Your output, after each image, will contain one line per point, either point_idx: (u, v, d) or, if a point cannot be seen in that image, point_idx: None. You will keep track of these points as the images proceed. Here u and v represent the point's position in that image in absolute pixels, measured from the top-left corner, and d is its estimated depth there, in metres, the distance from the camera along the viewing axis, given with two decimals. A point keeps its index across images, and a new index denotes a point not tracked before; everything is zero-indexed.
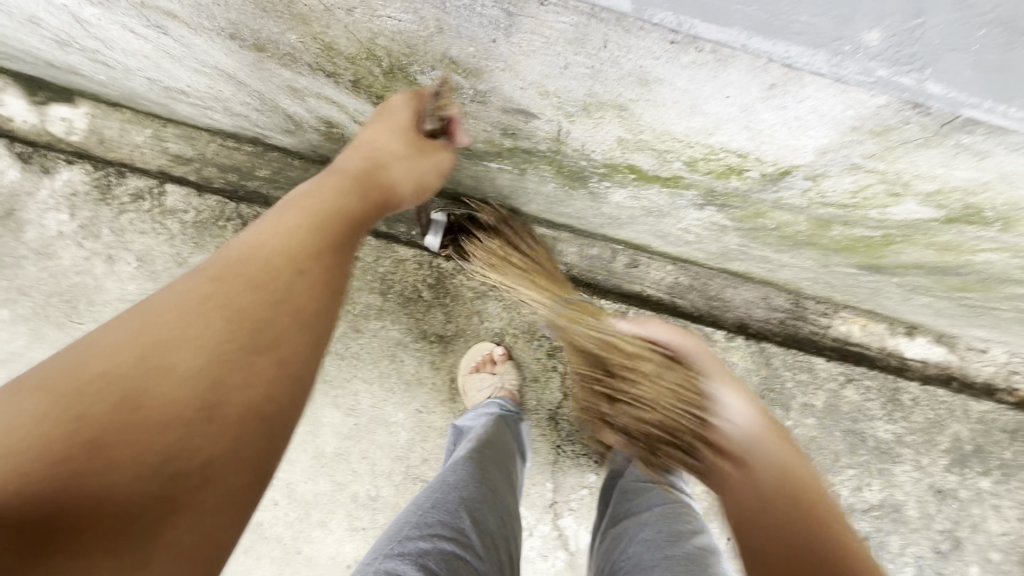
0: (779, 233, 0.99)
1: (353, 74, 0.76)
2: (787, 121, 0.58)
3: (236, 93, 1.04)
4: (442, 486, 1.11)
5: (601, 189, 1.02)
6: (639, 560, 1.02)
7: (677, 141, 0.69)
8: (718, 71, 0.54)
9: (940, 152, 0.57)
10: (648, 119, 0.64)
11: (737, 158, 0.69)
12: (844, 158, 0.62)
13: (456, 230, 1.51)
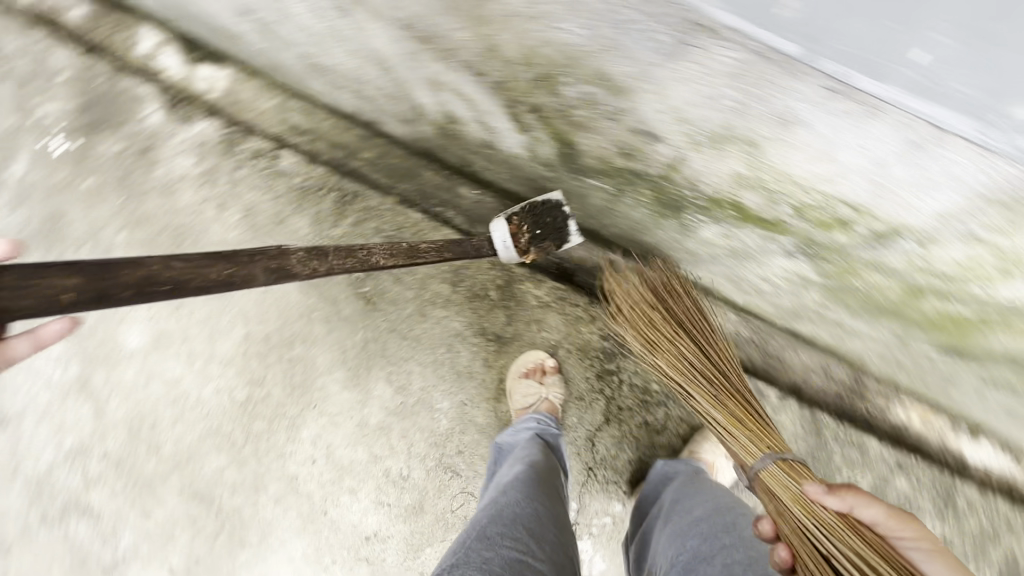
0: (864, 297, 1.00)
1: (502, 76, 0.84)
2: (917, 181, 0.64)
3: (378, 79, 1.16)
4: (495, 504, 1.20)
5: (692, 222, 1.07)
6: (697, 551, 1.10)
7: (793, 185, 0.76)
8: (865, 123, 0.60)
9: None
10: (777, 157, 0.72)
11: (848, 212, 0.75)
12: (963, 224, 0.66)
13: (527, 230, 1.27)
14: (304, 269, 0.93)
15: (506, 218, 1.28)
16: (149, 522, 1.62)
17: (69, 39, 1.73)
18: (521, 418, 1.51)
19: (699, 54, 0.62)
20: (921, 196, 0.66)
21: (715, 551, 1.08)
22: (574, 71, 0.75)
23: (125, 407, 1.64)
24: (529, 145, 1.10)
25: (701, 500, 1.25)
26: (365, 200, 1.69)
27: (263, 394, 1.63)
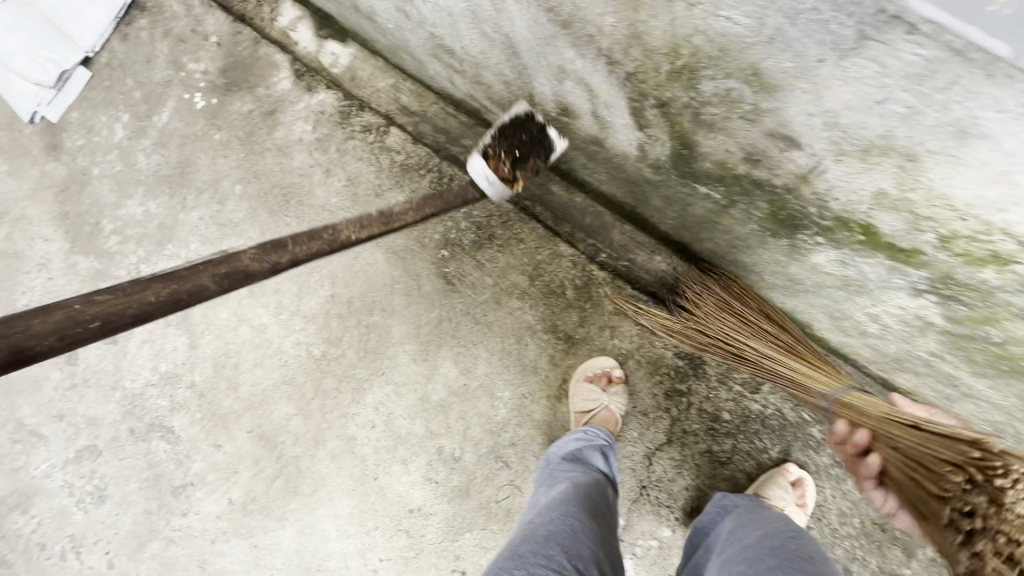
0: (998, 353, 0.91)
1: (637, 67, 0.84)
2: None
3: (501, 63, 1.19)
4: (530, 523, 1.22)
5: (807, 244, 1.01)
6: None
7: (947, 212, 0.70)
8: None
9: None
10: (937, 176, 0.66)
11: (1012, 246, 0.67)
12: None
13: (503, 156, 1.24)
14: (267, 260, 0.92)
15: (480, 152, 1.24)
16: (218, 454, 1.74)
17: (220, 6, 1.91)
18: (566, 436, 1.52)
19: (877, 52, 0.60)
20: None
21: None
22: (721, 64, 0.73)
23: (214, 344, 1.78)
24: (642, 144, 1.09)
25: (756, 536, 1.19)
26: (459, 182, 1.73)
27: (337, 354, 1.71)
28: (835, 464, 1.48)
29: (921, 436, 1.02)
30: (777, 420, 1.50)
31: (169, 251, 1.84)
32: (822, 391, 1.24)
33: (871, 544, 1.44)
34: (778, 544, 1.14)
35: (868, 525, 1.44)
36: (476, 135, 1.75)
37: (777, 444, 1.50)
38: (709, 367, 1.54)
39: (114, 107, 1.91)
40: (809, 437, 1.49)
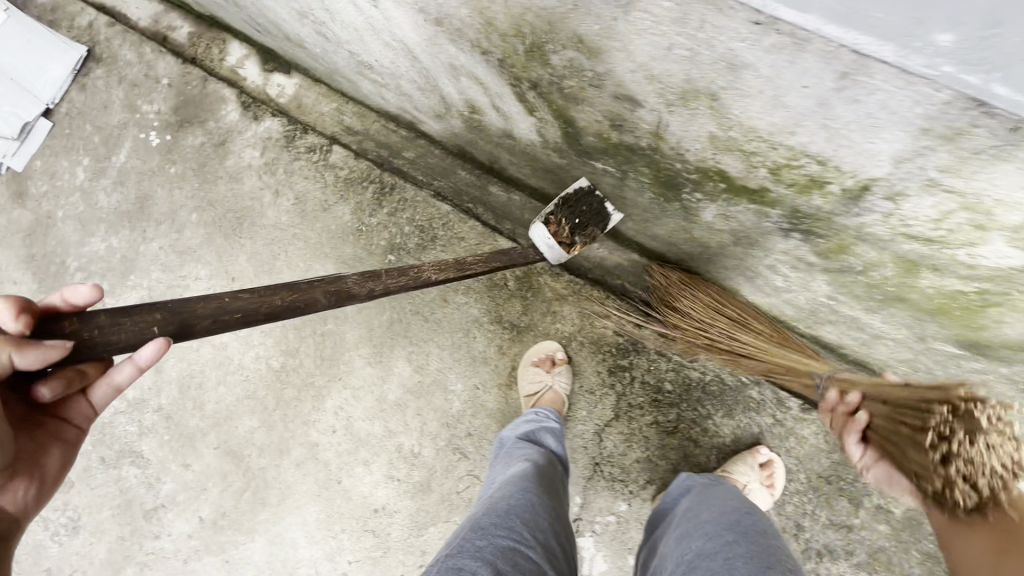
0: (867, 281, 0.97)
1: (501, 53, 0.93)
2: (862, 120, 0.59)
3: (409, 70, 1.30)
4: (491, 499, 1.22)
5: (692, 203, 1.09)
6: (704, 548, 1.09)
7: (762, 143, 0.74)
8: (793, 59, 0.57)
9: (1018, 169, 0.54)
10: (736, 111, 0.70)
11: (818, 167, 0.72)
12: (918, 169, 0.61)
13: (564, 221, 1.30)
14: (365, 286, 1.03)
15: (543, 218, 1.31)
16: (187, 473, 1.78)
17: (170, 50, 2.03)
18: (520, 419, 1.55)
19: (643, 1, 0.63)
20: (865, 138, 0.61)
21: (717, 548, 1.08)
22: (554, 37, 0.78)
23: (178, 366, 1.84)
24: (539, 128, 1.18)
25: (714, 502, 1.24)
26: (400, 190, 1.82)
27: (296, 364, 1.77)
28: (777, 424, 1.53)
29: (904, 385, 0.94)
30: (717, 385, 1.55)
31: (132, 282, 1.92)
32: (816, 371, 1.23)
33: (819, 498, 1.48)
34: (734, 518, 1.16)
35: (814, 480, 1.49)
36: (416, 147, 1.86)
37: (720, 409, 1.55)
38: (648, 341, 1.60)
39: (74, 153, 2.02)
40: (749, 399, 1.54)
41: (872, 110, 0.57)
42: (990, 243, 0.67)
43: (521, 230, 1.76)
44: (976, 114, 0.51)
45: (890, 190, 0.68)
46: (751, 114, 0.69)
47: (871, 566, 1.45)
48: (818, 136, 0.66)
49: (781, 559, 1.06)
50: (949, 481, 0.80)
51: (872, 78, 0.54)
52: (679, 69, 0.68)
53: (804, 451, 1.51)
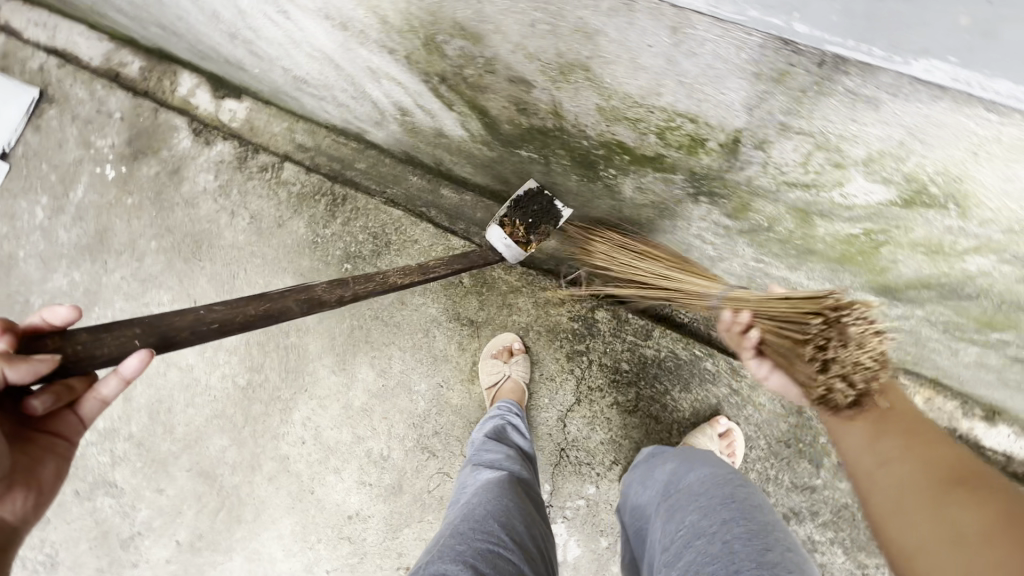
0: (778, 238, 1.01)
1: (405, 49, 0.97)
2: (705, 72, 0.63)
3: (339, 79, 1.34)
4: (467, 503, 1.20)
5: (611, 180, 1.13)
6: (698, 528, 1.04)
7: (640, 108, 0.78)
8: (630, 19, 0.61)
9: (841, 102, 0.58)
10: (606, 78, 0.74)
11: (692, 125, 0.76)
12: (767, 114, 0.65)
13: (517, 220, 1.34)
14: (335, 292, 1.03)
15: (496, 220, 1.37)
16: (161, 498, 1.79)
17: (121, 85, 2.08)
18: (488, 416, 1.55)
19: None
20: (714, 89, 0.65)
21: (714, 529, 1.03)
22: (441, 27, 0.83)
23: (147, 393, 1.85)
24: (463, 123, 1.22)
25: (684, 466, 1.23)
26: (353, 200, 1.85)
27: (262, 379, 1.79)
28: (734, 393, 1.56)
29: (786, 301, 0.99)
30: (671, 361, 1.59)
31: (96, 314, 1.94)
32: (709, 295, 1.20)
33: (780, 462, 1.50)
34: (728, 491, 1.10)
35: (774, 444, 1.51)
36: (367, 157, 1.90)
37: (677, 384, 1.59)
38: (602, 324, 1.65)
39: (32, 192, 2.05)
40: (704, 371, 1.58)
41: (709, 61, 0.61)
42: (853, 180, 0.71)
43: (473, 228, 1.80)
44: (790, 52, 0.55)
45: (756, 139, 0.71)
46: (621, 80, 0.73)
47: (837, 525, 1.47)
48: (678, 94, 0.70)
49: (777, 535, 1.02)
50: (831, 387, 0.80)
51: (699, 29, 0.57)
52: (547, 46, 0.73)
53: (761, 417, 1.54)
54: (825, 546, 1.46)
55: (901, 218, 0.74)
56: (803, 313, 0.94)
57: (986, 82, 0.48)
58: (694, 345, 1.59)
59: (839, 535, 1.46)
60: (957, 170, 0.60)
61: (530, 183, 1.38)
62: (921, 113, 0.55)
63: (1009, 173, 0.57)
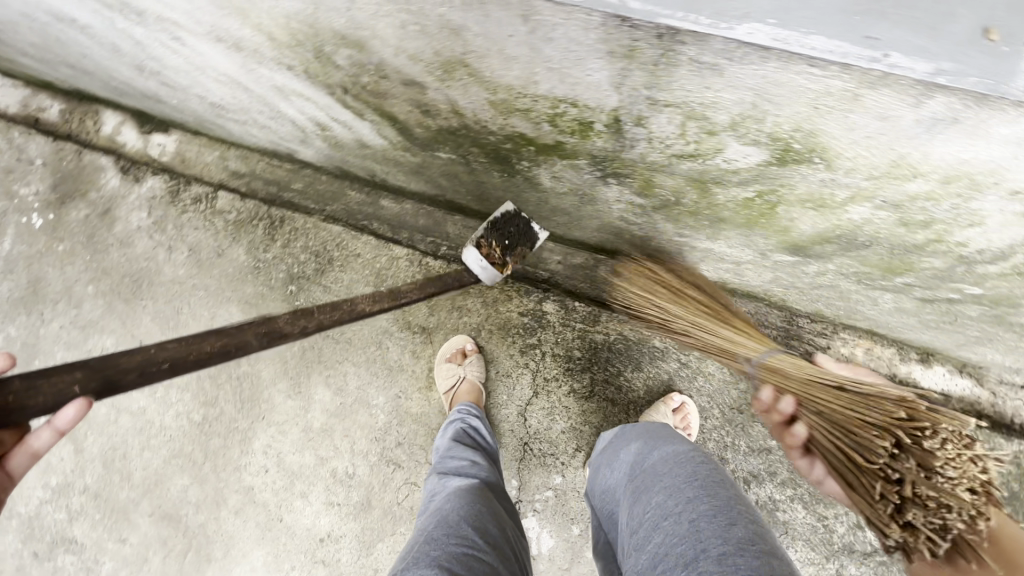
0: (688, 211, 1.04)
1: (301, 64, 0.98)
2: (564, 55, 0.65)
3: (253, 101, 1.34)
4: (439, 510, 1.16)
5: (528, 172, 1.15)
6: (664, 508, 1.03)
7: (525, 98, 0.80)
8: (485, 10, 0.63)
9: (690, 71, 0.61)
10: (484, 71, 0.76)
11: (575, 109, 0.78)
12: (632, 90, 0.67)
13: (495, 244, 1.32)
14: (299, 323, 0.95)
15: (473, 242, 1.34)
16: (124, 548, 1.73)
17: (40, 131, 2.02)
18: (450, 419, 1.54)
19: None
20: (579, 71, 0.67)
21: (680, 509, 1.02)
22: (324, 38, 0.84)
23: (99, 442, 1.79)
24: (379, 132, 1.23)
25: (648, 445, 1.23)
26: (291, 221, 1.84)
27: (217, 413, 1.75)
28: (684, 366, 1.60)
29: (835, 391, 1.05)
30: (621, 343, 1.63)
31: (36, 367, 1.87)
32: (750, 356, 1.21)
33: (734, 428, 1.55)
34: (692, 470, 1.10)
35: (727, 412, 1.56)
36: (303, 177, 1.89)
37: (629, 364, 1.62)
38: (551, 316, 1.66)
39: None
40: (653, 349, 1.62)
41: (564, 45, 0.63)
42: (729, 144, 0.74)
43: (416, 236, 1.80)
44: (627, 30, 0.57)
45: (633, 116, 0.74)
46: (499, 72, 0.75)
47: (795, 482, 1.51)
48: (552, 81, 0.72)
49: (740, 509, 1.01)
50: (917, 536, 0.85)
51: (547, 15, 0.59)
52: (423, 45, 0.75)
53: (712, 387, 1.58)
54: (786, 504, 1.50)
55: (781, 175, 0.77)
56: (872, 406, 0.98)
57: (801, 39, 0.51)
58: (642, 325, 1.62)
59: (798, 492, 1.51)
60: (808, 125, 0.63)
61: (507, 204, 1.35)
62: (758, 74, 0.58)
63: (849, 123, 0.60)
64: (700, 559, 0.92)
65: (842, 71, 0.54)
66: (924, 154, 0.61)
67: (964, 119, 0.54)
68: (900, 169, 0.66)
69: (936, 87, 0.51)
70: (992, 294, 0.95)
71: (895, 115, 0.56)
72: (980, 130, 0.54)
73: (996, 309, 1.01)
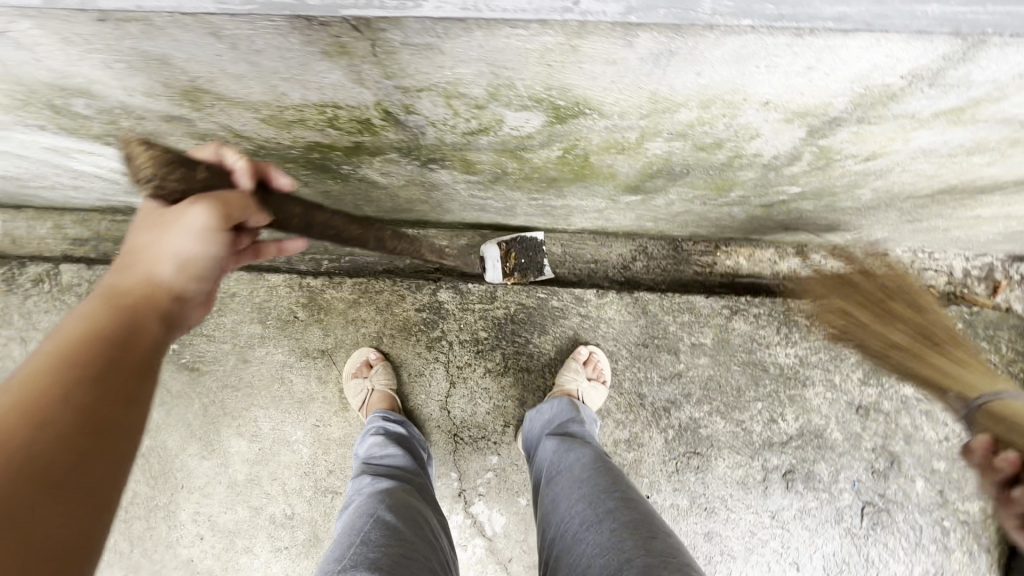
0: (522, 176, 1.02)
1: (50, 122, 0.86)
2: (287, 64, 0.59)
3: (41, 166, 1.18)
4: (372, 507, 1.05)
5: (356, 174, 1.08)
6: (584, 518, 1.02)
7: (290, 111, 0.74)
8: (171, 36, 0.55)
9: (414, 54, 0.56)
10: (228, 94, 0.69)
11: (344, 112, 0.73)
12: (376, 83, 0.63)
13: (514, 255, 1.63)
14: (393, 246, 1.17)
15: (499, 243, 1.63)
16: None
17: None
18: (370, 425, 1.43)
19: (28, 34, 0.58)
20: (312, 76, 0.62)
21: (601, 516, 1.00)
22: (45, 92, 0.73)
23: None
24: None
25: (567, 449, 1.28)
26: None
27: (131, 496, 1.63)
28: (585, 318, 1.63)
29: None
30: (523, 313, 1.62)
31: None
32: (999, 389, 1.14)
33: (644, 363, 1.60)
34: (611, 482, 1.11)
35: (634, 350, 1.60)
36: None
37: (534, 331, 1.63)
38: (448, 304, 1.63)
39: None
40: (553, 310, 1.63)
41: (276, 54, 0.57)
42: (505, 113, 0.71)
43: (290, 257, 1.70)
44: (321, 29, 0.52)
45: (399, 106, 0.70)
46: (241, 91, 0.68)
47: (709, 397, 1.59)
48: (297, 90, 0.66)
49: (659, 524, 0.99)
50: None
51: (234, 29, 0.53)
52: (147, 79, 0.66)
53: (615, 330, 1.61)
54: (706, 420, 1.58)
55: (569, 131, 0.76)
56: None
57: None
58: (537, 289, 1.63)
59: (714, 405, 1.58)
60: (556, 82, 0.61)
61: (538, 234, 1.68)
62: (474, 45, 0.54)
63: (587, 73, 0.59)
64: (624, 570, 0.87)
65: (545, 26, 0.51)
66: (669, 87, 0.61)
67: (679, 50, 0.53)
68: (660, 104, 0.66)
69: (633, 27, 0.50)
70: (810, 189, 0.99)
71: (619, 59, 0.55)
72: (696, 56, 0.54)
73: (823, 200, 1.06)
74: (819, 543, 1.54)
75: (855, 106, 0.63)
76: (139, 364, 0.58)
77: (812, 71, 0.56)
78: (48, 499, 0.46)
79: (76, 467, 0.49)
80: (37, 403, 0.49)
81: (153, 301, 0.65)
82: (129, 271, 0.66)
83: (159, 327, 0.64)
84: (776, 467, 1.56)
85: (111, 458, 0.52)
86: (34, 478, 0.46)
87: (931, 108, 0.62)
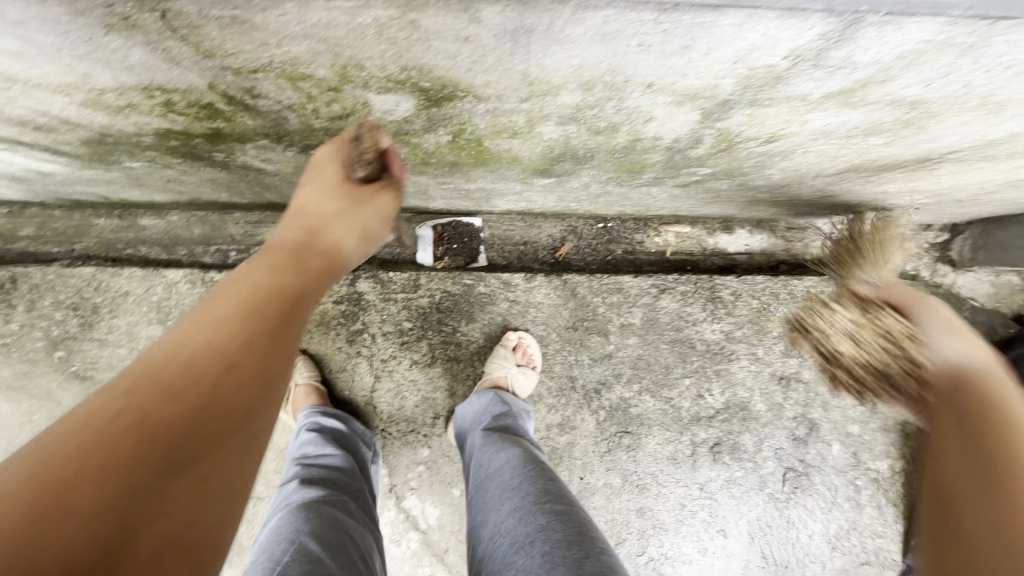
0: (419, 161, 0.93)
1: None
2: (86, 36, 0.55)
3: None
4: (296, 532, 0.90)
5: (233, 161, 0.95)
6: (513, 538, 0.93)
7: (118, 95, 0.66)
8: None
9: (227, 27, 0.53)
10: (33, 74, 0.62)
11: (186, 96, 0.67)
12: (200, 65, 0.60)
13: (447, 239, 1.59)
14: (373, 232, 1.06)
15: (433, 225, 1.60)
16: None
17: None
18: (305, 421, 1.35)
19: None
20: (122, 52, 0.58)
21: (532, 535, 0.91)
22: None
23: None
24: (34, 156, 0.96)
25: (499, 453, 1.18)
26: (28, 277, 1.48)
27: None
28: (514, 303, 1.57)
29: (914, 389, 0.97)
30: (448, 300, 1.55)
31: None
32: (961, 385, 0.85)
33: (573, 346, 1.57)
34: (547, 488, 1.03)
35: (563, 333, 1.57)
36: (29, 218, 1.53)
37: (462, 319, 1.56)
38: (369, 294, 1.54)
39: None
40: (481, 296, 1.57)
41: (42, 26, 0.53)
42: (367, 96, 0.67)
43: (195, 249, 1.54)
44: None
45: (239, 88, 0.65)
46: (33, 72, 0.61)
47: (639, 376, 1.58)
48: (109, 65, 0.60)
49: (595, 537, 0.91)
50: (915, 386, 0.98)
51: None
52: None
53: (544, 313, 1.57)
54: (636, 399, 1.57)
55: (451, 115, 0.72)
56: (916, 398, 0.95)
57: None
58: (462, 276, 1.57)
59: (643, 385, 1.58)
60: (409, 62, 0.59)
61: (476, 220, 1.62)
62: (295, 21, 0.52)
63: (442, 52, 0.57)
64: None
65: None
66: (540, 68, 0.60)
67: (536, 26, 0.53)
68: (536, 87, 0.64)
69: None
70: (721, 170, 0.95)
71: (469, 36, 0.54)
72: (556, 32, 0.54)
73: (736, 179, 1.02)
74: (745, 510, 1.58)
75: (743, 87, 0.64)
76: (298, 326, 0.66)
77: (668, 34, 0.54)
78: (228, 442, 0.54)
79: (249, 417, 0.56)
80: (232, 350, 0.57)
81: (328, 266, 0.72)
82: (316, 230, 0.73)
83: (320, 287, 0.71)
84: (704, 441, 1.57)
85: (272, 410, 0.59)
86: (217, 426, 0.53)
87: (820, 90, 0.64)
